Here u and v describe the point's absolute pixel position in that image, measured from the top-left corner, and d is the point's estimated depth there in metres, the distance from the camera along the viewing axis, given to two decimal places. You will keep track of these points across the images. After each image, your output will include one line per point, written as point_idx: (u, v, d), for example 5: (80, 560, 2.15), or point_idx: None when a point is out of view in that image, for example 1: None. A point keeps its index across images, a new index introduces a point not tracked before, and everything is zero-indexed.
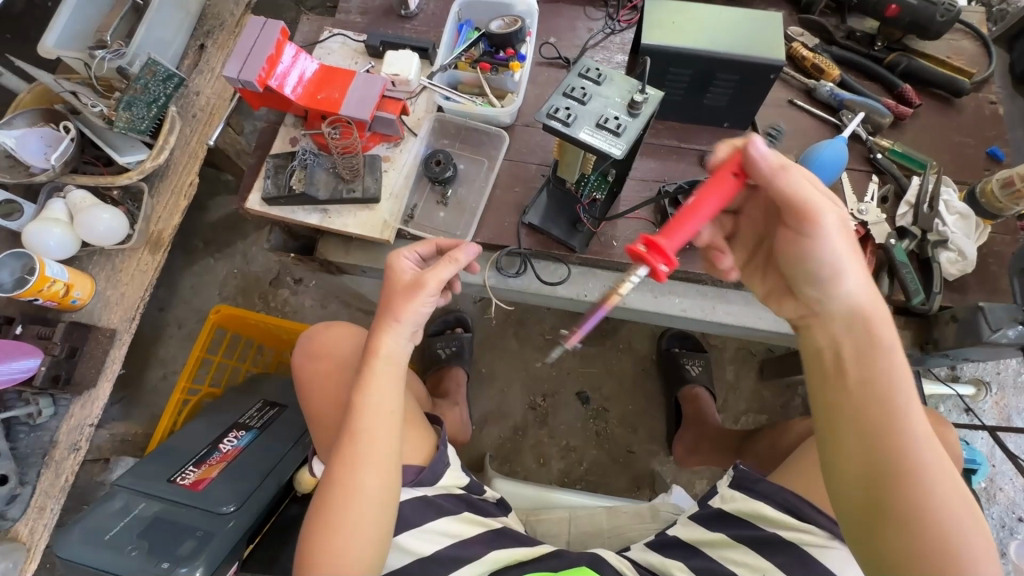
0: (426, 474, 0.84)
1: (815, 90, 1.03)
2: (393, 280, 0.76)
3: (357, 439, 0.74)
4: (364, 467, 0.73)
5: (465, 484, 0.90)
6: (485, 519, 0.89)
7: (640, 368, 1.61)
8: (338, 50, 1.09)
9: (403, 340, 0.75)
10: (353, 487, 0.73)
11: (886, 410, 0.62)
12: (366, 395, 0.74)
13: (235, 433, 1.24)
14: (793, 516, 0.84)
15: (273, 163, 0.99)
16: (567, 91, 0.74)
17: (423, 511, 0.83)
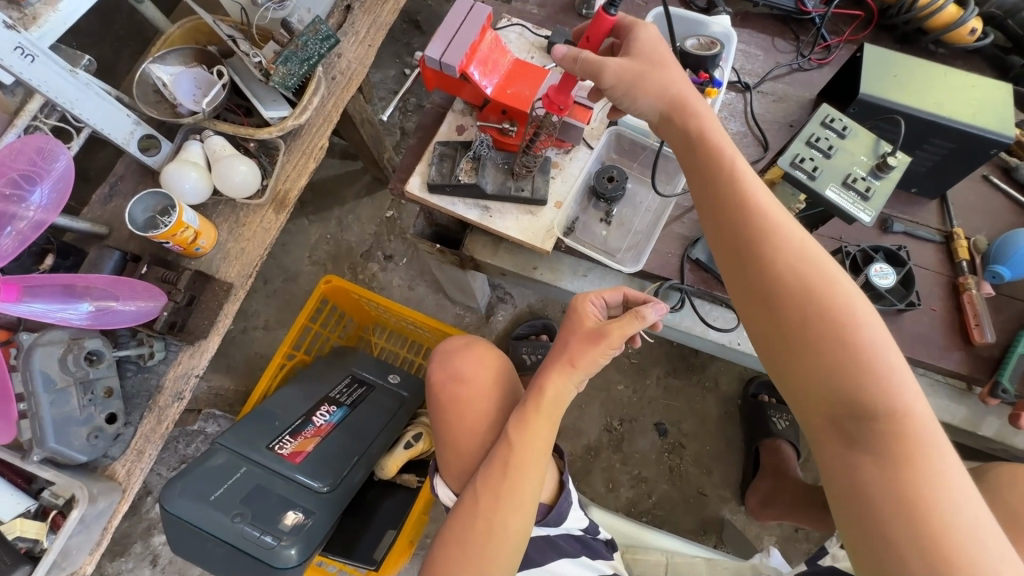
0: (552, 515, 0.93)
1: (1016, 170, 0.97)
2: (573, 326, 0.82)
3: (507, 473, 0.80)
4: (510, 502, 0.79)
5: (585, 526, 0.98)
6: (597, 562, 0.98)
7: (723, 410, 1.56)
8: (515, 41, 1.04)
9: (571, 387, 0.80)
10: (498, 517, 0.79)
11: (818, 362, 0.64)
12: (524, 434, 0.81)
13: (326, 408, 1.22)
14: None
15: (439, 150, 0.95)
16: (812, 139, 0.69)
17: (546, 551, 0.95)
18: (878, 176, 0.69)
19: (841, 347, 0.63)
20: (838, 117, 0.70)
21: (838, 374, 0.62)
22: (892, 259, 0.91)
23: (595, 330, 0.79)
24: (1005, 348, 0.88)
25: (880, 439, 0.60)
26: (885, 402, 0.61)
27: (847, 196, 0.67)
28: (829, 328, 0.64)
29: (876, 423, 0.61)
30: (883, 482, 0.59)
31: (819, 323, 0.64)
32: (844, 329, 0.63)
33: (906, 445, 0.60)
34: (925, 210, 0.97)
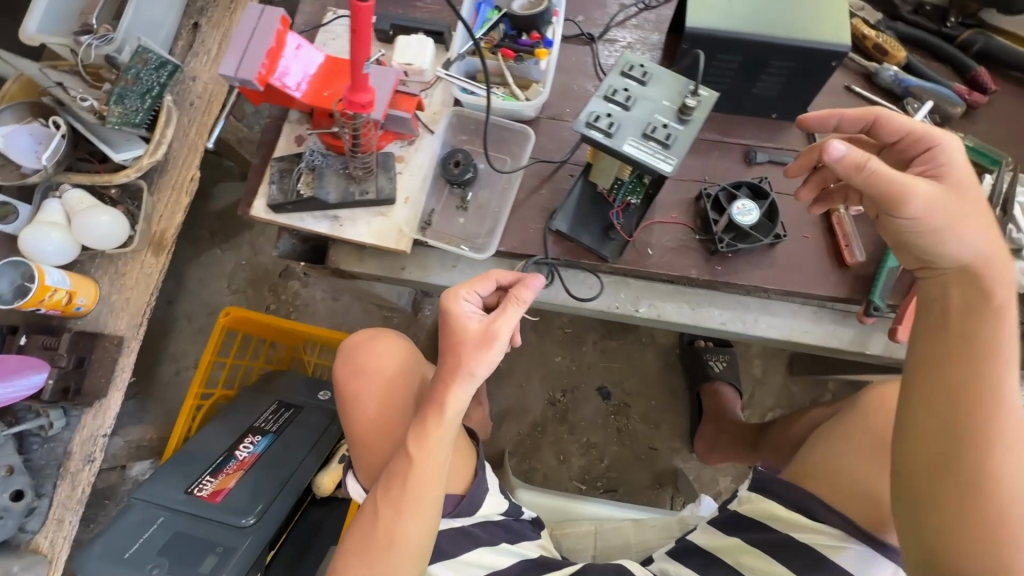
0: (463, 504, 0.91)
1: (876, 75, 0.92)
2: (456, 329, 0.78)
3: (404, 480, 0.79)
4: (410, 507, 0.79)
5: (503, 510, 0.96)
6: (521, 545, 0.94)
7: (664, 362, 1.55)
8: (343, 35, 0.99)
9: (467, 391, 0.78)
10: (397, 523, 0.79)
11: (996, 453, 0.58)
12: (421, 442, 0.78)
13: (250, 439, 1.21)
14: (804, 517, 0.77)
15: (277, 166, 0.90)
16: (608, 93, 0.65)
17: (457, 541, 0.91)
18: (682, 121, 0.64)
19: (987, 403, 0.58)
20: (636, 62, 0.66)
21: (984, 429, 0.57)
22: (756, 193, 0.88)
23: (484, 334, 0.76)
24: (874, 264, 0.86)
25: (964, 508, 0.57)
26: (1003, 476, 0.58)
27: (645, 147, 0.62)
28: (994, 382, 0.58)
29: (956, 463, 0.58)
30: (963, 524, 0.57)
31: (973, 379, 0.59)
32: (998, 382, 0.58)
33: (966, 481, 0.57)
34: (790, 134, 0.94)
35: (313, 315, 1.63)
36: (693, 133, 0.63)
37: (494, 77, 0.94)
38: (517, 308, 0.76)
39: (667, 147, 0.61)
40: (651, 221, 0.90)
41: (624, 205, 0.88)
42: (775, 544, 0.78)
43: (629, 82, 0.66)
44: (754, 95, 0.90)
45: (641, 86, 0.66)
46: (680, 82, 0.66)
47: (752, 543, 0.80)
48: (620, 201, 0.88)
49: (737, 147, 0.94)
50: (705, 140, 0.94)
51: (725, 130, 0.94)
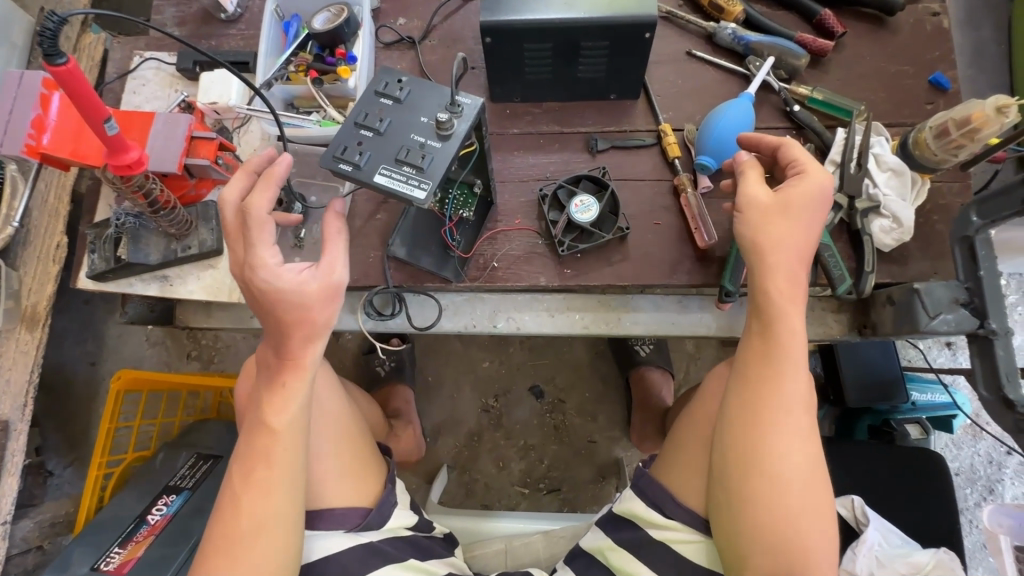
0: (371, 518, 0.81)
1: (715, 35, 0.85)
2: (283, 300, 0.62)
3: (258, 454, 0.65)
4: (267, 487, 0.65)
5: (413, 524, 0.86)
6: (429, 565, 0.84)
7: (593, 351, 1.51)
8: (153, 79, 0.91)
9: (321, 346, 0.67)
10: (251, 506, 0.65)
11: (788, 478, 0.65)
12: (273, 403, 0.65)
13: (164, 500, 1.19)
14: (662, 516, 0.74)
15: (92, 234, 0.85)
16: (360, 119, 0.59)
17: (367, 559, 0.80)
18: (442, 138, 0.58)
19: (768, 427, 0.65)
20: (389, 79, 0.60)
21: (763, 451, 0.65)
22: (597, 185, 0.83)
23: (325, 288, 0.63)
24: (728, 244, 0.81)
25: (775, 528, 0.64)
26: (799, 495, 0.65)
27: (399, 174, 0.57)
28: (778, 413, 0.66)
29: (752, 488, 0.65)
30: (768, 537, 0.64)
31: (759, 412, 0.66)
32: (771, 415, 0.66)
33: (767, 502, 0.64)
34: (633, 112, 0.87)
35: (236, 356, 1.60)
36: (453, 150, 0.58)
37: (311, 101, 0.88)
38: (338, 236, 0.64)
39: (419, 172, 0.56)
40: (493, 232, 0.84)
41: (458, 219, 0.83)
42: (644, 550, 0.74)
43: (386, 101, 0.61)
44: (582, 79, 0.83)
45: (397, 105, 0.60)
46: (440, 93, 0.60)
47: (621, 544, 0.76)
48: (452, 216, 0.83)
49: (579, 137, 0.87)
50: (543, 133, 0.87)
51: (563, 120, 0.88)
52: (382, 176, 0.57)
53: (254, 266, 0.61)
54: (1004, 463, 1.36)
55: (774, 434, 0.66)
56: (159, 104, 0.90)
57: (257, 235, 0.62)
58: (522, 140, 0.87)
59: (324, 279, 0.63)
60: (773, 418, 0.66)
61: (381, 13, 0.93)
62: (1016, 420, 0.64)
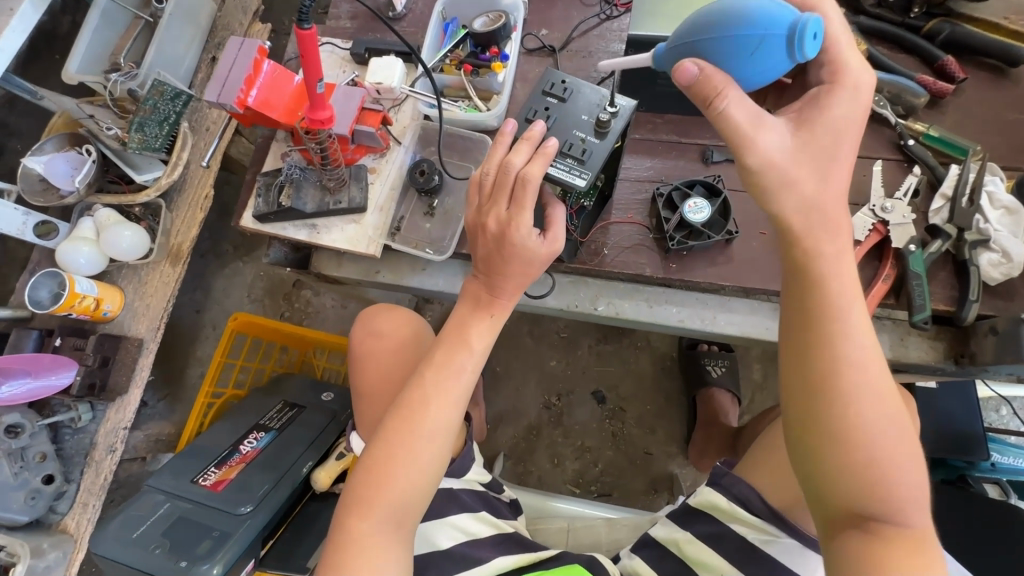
0: (454, 465, 0.88)
1: None
2: (522, 255, 0.72)
3: (450, 366, 0.76)
4: (445, 393, 0.75)
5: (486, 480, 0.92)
6: (497, 521, 0.89)
7: (661, 367, 1.54)
8: (327, 59, 1.07)
9: (534, 238, 0.72)
10: (439, 387, 0.76)
11: (834, 383, 0.58)
12: (480, 316, 0.78)
13: (254, 435, 1.29)
14: (747, 511, 0.77)
15: (262, 181, 0.99)
16: (529, 115, 0.77)
17: (446, 503, 0.85)
18: (599, 135, 0.74)
19: (833, 327, 0.59)
20: (556, 82, 0.77)
21: (821, 326, 0.59)
22: (710, 192, 0.89)
23: (547, 251, 0.74)
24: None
25: (835, 426, 0.58)
26: (860, 404, 0.58)
27: (563, 164, 0.73)
28: (840, 365, 0.58)
29: (824, 420, 0.59)
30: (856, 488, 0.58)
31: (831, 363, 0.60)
32: (843, 369, 0.58)
33: (842, 431, 0.58)
34: None
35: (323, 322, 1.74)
36: (608, 147, 0.73)
37: (458, 91, 1.00)
38: (529, 144, 0.69)
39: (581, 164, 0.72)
40: (606, 222, 0.92)
41: (578, 207, 0.90)
42: (699, 523, 0.83)
43: (551, 99, 0.78)
44: None
45: (560, 103, 0.77)
46: (598, 96, 0.77)
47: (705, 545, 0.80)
48: (573, 204, 0.89)
49: (695, 148, 0.95)
50: (662, 141, 0.95)
51: (683, 131, 0.96)
52: (555, 159, 0.71)
53: (516, 227, 0.70)
54: None
55: (848, 363, 0.58)
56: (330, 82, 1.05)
57: (524, 199, 0.68)
58: (642, 144, 0.96)
59: (553, 243, 0.74)
60: (838, 336, 0.59)
61: (527, 24, 1.05)
62: None
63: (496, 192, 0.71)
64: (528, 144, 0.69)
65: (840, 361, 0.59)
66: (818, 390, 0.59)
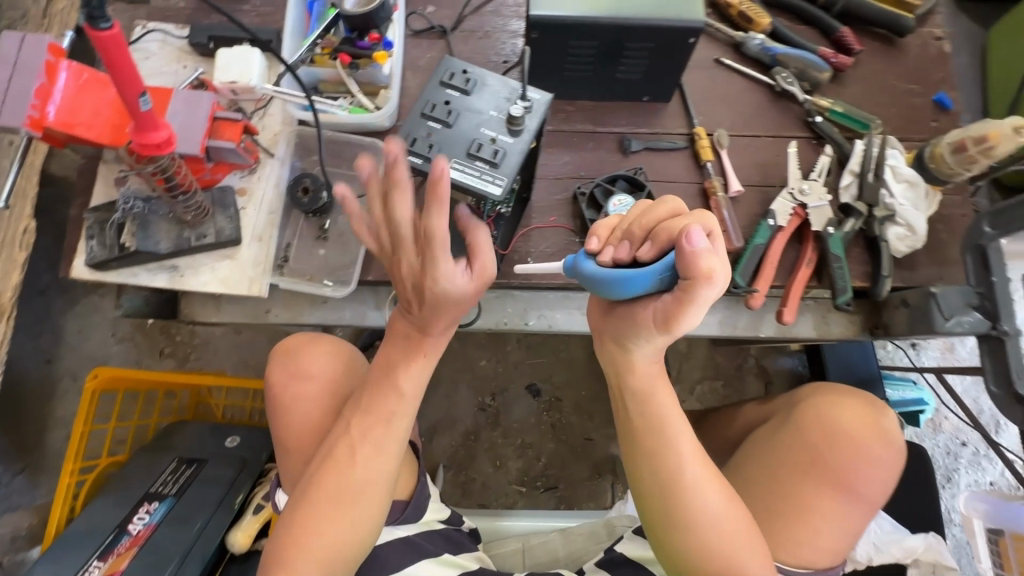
0: (409, 511, 0.79)
1: (743, 45, 0.88)
2: (446, 299, 0.57)
3: (378, 414, 0.66)
4: (376, 441, 0.65)
5: (446, 517, 0.84)
6: (462, 558, 0.82)
7: (590, 351, 1.51)
8: (158, 52, 0.84)
9: (459, 275, 0.56)
10: (374, 435, 0.65)
11: (681, 486, 0.62)
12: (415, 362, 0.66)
13: (145, 508, 1.07)
14: None
15: (92, 219, 0.78)
16: (427, 109, 0.63)
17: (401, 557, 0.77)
18: (512, 133, 0.63)
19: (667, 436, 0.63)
20: (457, 71, 0.64)
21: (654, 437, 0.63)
22: (633, 186, 0.83)
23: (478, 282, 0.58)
24: (744, 242, 0.83)
25: (683, 520, 0.62)
26: (702, 500, 0.62)
27: (471, 168, 0.61)
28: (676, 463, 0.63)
29: (671, 522, 0.62)
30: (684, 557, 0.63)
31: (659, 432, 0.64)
32: (676, 461, 0.63)
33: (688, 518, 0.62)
34: (665, 115, 0.88)
35: (210, 357, 1.44)
36: (524, 145, 0.62)
37: (337, 86, 0.84)
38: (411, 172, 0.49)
39: (493, 167, 0.60)
40: (528, 229, 0.83)
41: (496, 216, 0.79)
42: None
43: (452, 91, 0.65)
44: (616, 80, 0.84)
45: (463, 96, 0.64)
46: (507, 89, 0.65)
47: None
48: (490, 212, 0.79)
49: (611, 136, 0.88)
50: (578, 132, 0.87)
51: (597, 119, 0.88)
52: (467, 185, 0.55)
53: (432, 277, 0.55)
54: (959, 454, 1.42)
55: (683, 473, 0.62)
56: (166, 81, 0.84)
57: (436, 253, 0.52)
58: (556, 137, 0.86)
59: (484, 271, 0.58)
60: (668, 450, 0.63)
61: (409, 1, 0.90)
62: None
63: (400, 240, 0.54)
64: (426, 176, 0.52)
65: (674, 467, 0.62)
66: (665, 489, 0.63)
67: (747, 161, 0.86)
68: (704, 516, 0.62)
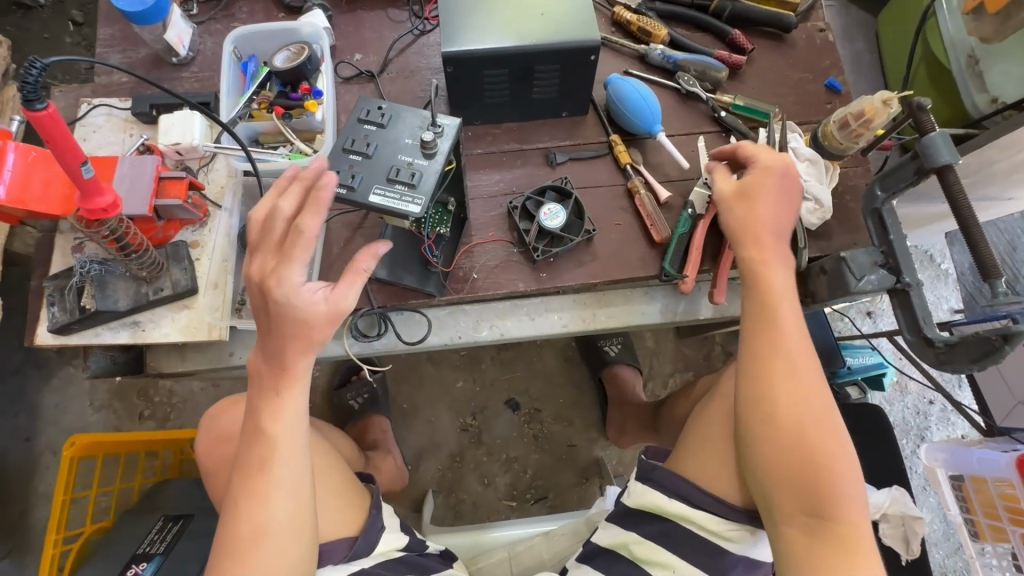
0: (359, 544, 0.77)
1: (647, 56, 0.96)
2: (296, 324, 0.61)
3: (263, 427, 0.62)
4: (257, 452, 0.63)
5: (405, 544, 0.83)
6: None
7: (563, 359, 1.56)
8: (105, 124, 0.90)
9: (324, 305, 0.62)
10: (259, 443, 0.63)
11: (835, 500, 0.65)
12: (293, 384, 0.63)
13: (135, 569, 1.07)
14: (682, 503, 0.79)
15: (52, 287, 0.81)
16: (348, 146, 0.70)
17: None
18: (427, 156, 0.69)
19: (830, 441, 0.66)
20: (372, 108, 0.71)
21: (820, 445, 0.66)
22: (562, 194, 0.90)
23: (330, 313, 0.60)
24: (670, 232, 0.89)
25: (832, 524, 0.65)
26: (849, 513, 0.65)
27: (392, 192, 0.67)
28: (836, 471, 0.66)
29: (812, 522, 0.65)
30: (818, 550, 0.64)
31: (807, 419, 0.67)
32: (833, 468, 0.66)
33: (827, 521, 0.65)
34: (585, 127, 0.95)
35: (190, 413, 1.45)
36: (438, 166, 0.68)
37: (277, 136, 0.90)
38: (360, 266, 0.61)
39: (412, 189, 0.66)
40: (470, 245, 0.88)
41: (436, 236, 0.87)
42: (628, 515, 0.83)
43: (370, 126, 0.71)
44: (533, 100, 0.91)
45: (380, 130, 0.71)
46: (419, 119, 0.71)
47: (646, 537, 0.81)
48: (430, 233, 0.86)
49: (538, 152, 0.95)
50: (506, 151, 0.93)
51: (523, 138, 0.95)
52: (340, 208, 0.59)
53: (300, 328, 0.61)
54: (929, 412, 1.46)
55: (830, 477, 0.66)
56: (115, 150, 0.89)
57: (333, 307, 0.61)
58: (486, 158, 0.93)
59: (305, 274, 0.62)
60: (825, 458, 0.66)
61: (337, 51, 0.97)
62: (937, 353, 0.74)
63: (262, 242, 0.59)
64: (300, 190, 0.58)
65: (829, 479, 0.66)
66: (819, 501, 0.65)
67: (665, 159, 0.93)
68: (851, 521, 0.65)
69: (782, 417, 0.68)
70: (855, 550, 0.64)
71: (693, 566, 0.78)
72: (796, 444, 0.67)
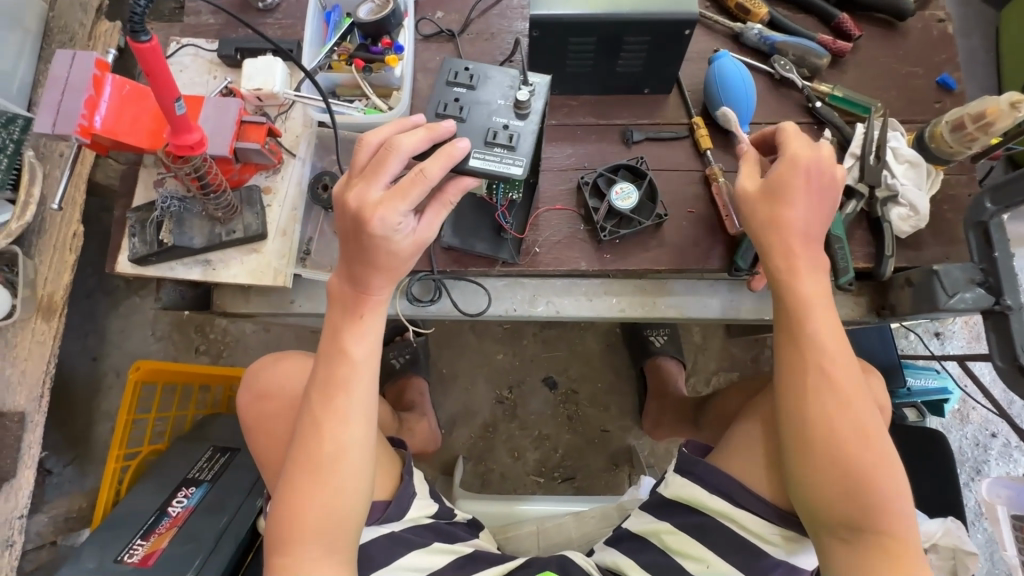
0: (391, 509, 0.79)
1: (742, 35, 0.90)
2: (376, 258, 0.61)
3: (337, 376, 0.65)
4: (326, 398, 0.65)
5: (434, 512, 0.85)
6: (455, 545, 0.83)
7: (605, 344, 1.54)
8: (191, 65, 0.92)
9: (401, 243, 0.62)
10: (329, 392, 0.65)
11: (879, 502, 0.64)
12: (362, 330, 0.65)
13: (184, 492, 1.13)
14: (724, 501, 0.77)
15: (134, 219, 0.85)
16: (440, 109, 0.69)
17: (393, 548, 0.78)
18: (521, 116, 0.68)
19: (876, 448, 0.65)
20: (459, 69, 0.70)
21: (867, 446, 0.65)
22: (635, 174, 0.87)
23: (416, 244, 0.62)
24: None
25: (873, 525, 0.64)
26: (888, 514, 0.64)
27: (491, 155, 0.66)
28: (882, 472, 0.65)
29: (854, 523, 0.64)
30: (864, 555, 0.64)
31: (854, 423, 0.65)
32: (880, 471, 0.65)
33: (869, 519, 0.64)
34: (666, 107, 0.91)
35: (242, 353, 1.52)
36: (535, 127, 0.68)
37: (354, 89, 0.89)
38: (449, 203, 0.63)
39: (512, 150, 0.66)
40: (536, 216, 0.86)
41: (508, 202, 0.84)
42: (666, 508, 0.82)
43: (458, 89, 0.70)
44: (616, 73, 0.87)
45: (470, 92, 0.70)
46: (508, 78, 0.70)
47: (681, 528, 0.80)
48: (502, 200, 0.83)
49: (614, 128, 0.91)
50: (581, 125, 0.90)
51: (600, 113, 0.91)
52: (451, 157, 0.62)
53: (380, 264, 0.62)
54: (990, 445, 1.37)
55: (874, 480, 0.64)
56: (199, 91, 0.91)
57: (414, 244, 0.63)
58: (560, 130, 0.90)
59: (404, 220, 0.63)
60: (868, 456, 0.65)
61: (419, 7, 0.96)
62: None
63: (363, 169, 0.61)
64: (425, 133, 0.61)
65: (876, 477, 0.64)
66: (863, 501, 0.64)
67: None
68: (895, 523, 0.64)
69: (828, 414, 0.66)
70: (900, 552, 0.64)
71: (729, 564, 0.76)
72: (842, 442, 0.65)
